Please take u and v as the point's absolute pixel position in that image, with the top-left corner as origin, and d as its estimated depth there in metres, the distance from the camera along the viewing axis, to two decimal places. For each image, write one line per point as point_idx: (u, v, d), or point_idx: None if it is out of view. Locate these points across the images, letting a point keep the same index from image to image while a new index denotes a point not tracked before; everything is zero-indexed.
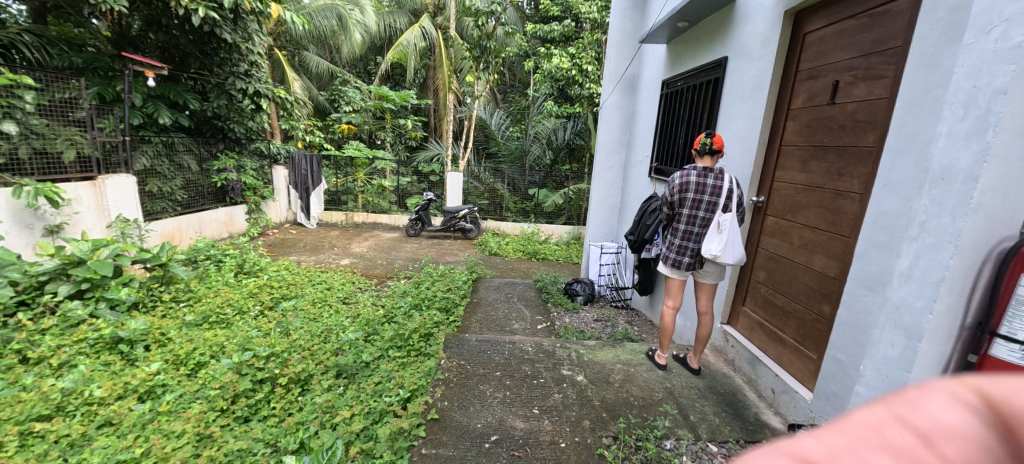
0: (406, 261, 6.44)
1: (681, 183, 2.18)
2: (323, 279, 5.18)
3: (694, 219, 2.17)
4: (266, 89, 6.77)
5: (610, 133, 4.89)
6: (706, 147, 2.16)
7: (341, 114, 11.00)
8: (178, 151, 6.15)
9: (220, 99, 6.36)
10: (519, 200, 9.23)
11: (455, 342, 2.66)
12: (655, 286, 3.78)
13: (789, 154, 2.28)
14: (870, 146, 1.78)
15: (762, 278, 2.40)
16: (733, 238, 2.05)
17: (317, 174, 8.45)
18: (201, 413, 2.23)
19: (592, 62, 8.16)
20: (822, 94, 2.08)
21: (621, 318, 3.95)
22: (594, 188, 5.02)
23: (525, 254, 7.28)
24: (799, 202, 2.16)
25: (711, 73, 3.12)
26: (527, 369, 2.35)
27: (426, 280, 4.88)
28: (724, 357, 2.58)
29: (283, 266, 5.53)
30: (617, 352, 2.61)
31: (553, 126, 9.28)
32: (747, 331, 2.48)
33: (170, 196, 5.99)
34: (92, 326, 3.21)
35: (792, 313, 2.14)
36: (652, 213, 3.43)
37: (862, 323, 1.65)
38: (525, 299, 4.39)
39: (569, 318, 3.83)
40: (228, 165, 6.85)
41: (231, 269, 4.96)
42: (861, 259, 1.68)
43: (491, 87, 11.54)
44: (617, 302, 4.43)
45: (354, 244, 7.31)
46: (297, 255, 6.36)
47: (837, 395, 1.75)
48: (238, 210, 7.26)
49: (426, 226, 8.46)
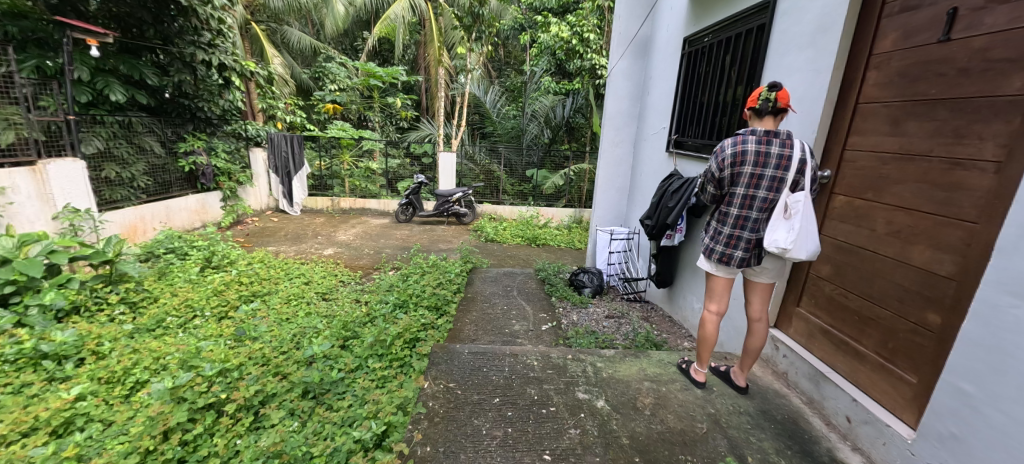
0: (396, 250, 5.92)
1: (734, 154, 1.66)
2: (302, 272, 4.69)
3: (751, 201, 1.65)
4: (232, 60, 6.07)
5: (620, 103, 4.33)
6: (768, 105, 1.61)
7: (326, 93, 10.31)
8: (139, 132, 5.51)
9: (182, 73, 5.69)
10: (517, 183, 8.65)
11: (443, 356, 2.16)
12: (674, 278, 3.30)
13: (871, 114, 1.75)
14: (1014, 96, 1.27)
15: (826, 274, 1.92)
16: (807, 227, 1.54)
17: (299, 156, 7.88)
18: (114, 459, 1.74)
19: (594, 30, 7.50)
20: (930, 28, 1.54)
21: (636, 313, 3.48)
22: (601, 167, 4.49)
23: (524, 240, 6.78)
24: (887, 176, 1.65)
25: (754, 21, 2.57)
26: (534, 392, 1.87)
27: (416, 272, 4.38)
28: (773, 368, 2.12)
29: (258, 257, 5.02)
30: (642, 364, 2.13)
31: (551, 103, 8.70)
32: (804, 338, 2.02)
33: (130, 183, 5.41)
34: (12, 338, 2.69)
35: (874, 321, 1.68)
36: (674, 194, 2.94)
37: (1010, 345, 1.18)
38: (526, 293, 3.90)
39: (578, 315, 3.36)
40: (197, 147, 6.23)
41: (197, 263, 4.43)
42: (1006, 255, 1.21)
43: (485, 62, 10.85)
44: (630, 294, 3.94)
45: (340, 232, 6.77)
46: (276, 245, 5.83)
47: (960, 439, 1.30)
48: (212, 197, 6.65)
49: (417, 212, 7.92)
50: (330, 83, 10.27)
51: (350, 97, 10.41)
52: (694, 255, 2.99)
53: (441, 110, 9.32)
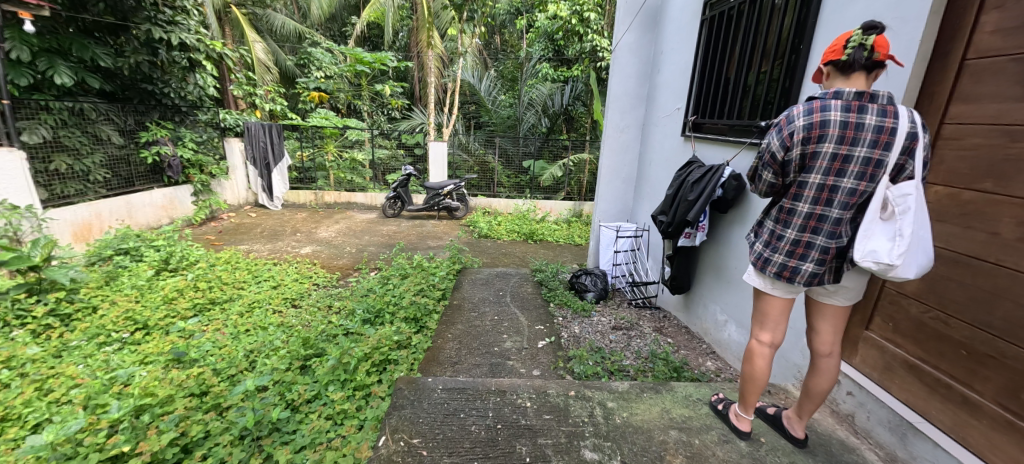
0: (380, 248, 5.44)
1: (809, 125, 1.17)
2: (272, 274, 4.22)
3: (829, 195, 1.18)
4: (194, 39, 5.49)
5: (626, 83, 3.82)
6: (861, 57, 1.14)
7: (311, 80, 9.72)
8: (94, 119, 4.96)
9: (140, 54, 5.07)
10: (513, 175, 8.11)
11: (410, 396, 1.68)
12: (691, 283, 2.83)
13: (988, 71, 1.27)
14: None
15: (911, 290, 1.46)
16: (919, 233, 1.08)
17: (278, 146, 7.38)
18: None
19: (595, 9, 6.96)
20: None
21: (646, 323, 3.01)
22: (604, 155, 4.00)
23: (520, 236, 6.31)
24: (1019, 157, 1.19)
25: None
26: (525, 452, 1.40)
27: (397, 275, 3.91)
28: (833, 408, 1.68)
29: (224, 258, 4.52)
30: (666, 403, 1.66)
31: (549, 90, 8.19)
32: (878, 372, 1.57)
33: (85, 176, 4.89)
34: None
35: (995, 362, 1.23)
36: (696, 185, 2.46)
37: None
38: (520, 299, 3.42)
39: (580, 326, 2.89)
40: (161, 136, 5.63)
41: (150, 266, 3.93)
42: None
43: (479, 47, 10.30)
44: (638, 300, 3.42)
45: (322, 228, 6.27)
46: (249, 244, 5.34)
47: None
48: (183, 191, 6.10)
49: (406, 206, 7.42)
50: (315, 70, 9.68)
51: (337, 85, 9.85)
52: (718, 258, 2.52)
53: (433, 98, 8.78)
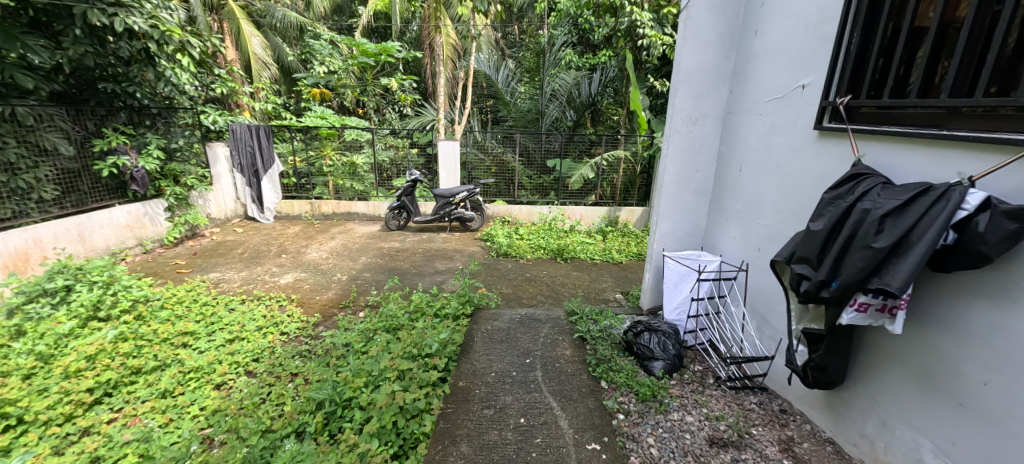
0: (377, 274, 4.46)
1: None
2: (230, 320, 3.28)
3: None
4: (147, 25, 4.46)
5: (703, 55, 2.66)
6: None
7: (311, 75, 8.75)
8: (33, 127, 4.09)
9: (81, 45, 4.19)
10: (535, 175, 6.98)
11: None
12: (846, 377, 1.70)
13: None
14: None
15: None
16: None
17: (267, 151, 6.53)
18: None
19: None
20: None
21: (762, 429, 1.90)
22: (667, 158, 2.87)
23: (547, 253, 5.21)
24: None
25: None
26: None
27: (384, 326, 2.90)
28: None
29: (176, 296, 3.60)
30: None
31: (575, 79, 7.05)
32: None
33: (26, 194, 4.06)
34: None
35: None
36: (895, 223, 1.30)
37: None
38: (556, 375, 2.32)
39: (657, 440, 1.82)
40: (120, 144, 4.75)
41: (72, 316, 3.03)
42: None
43: (493, 33, 9.20)
44: (735, 381, 2.24)
45: (313, 247, 5.36)
46: (221, 271, 4.45)
47: None
48: (154, 206, 5.25)
49: (412, 217, 6.42)
50: (316, 64, 8.67)
51: (341, 80, 8.87)
52: (928, 352, 1.40)
53: (443, 90, 7.76)
